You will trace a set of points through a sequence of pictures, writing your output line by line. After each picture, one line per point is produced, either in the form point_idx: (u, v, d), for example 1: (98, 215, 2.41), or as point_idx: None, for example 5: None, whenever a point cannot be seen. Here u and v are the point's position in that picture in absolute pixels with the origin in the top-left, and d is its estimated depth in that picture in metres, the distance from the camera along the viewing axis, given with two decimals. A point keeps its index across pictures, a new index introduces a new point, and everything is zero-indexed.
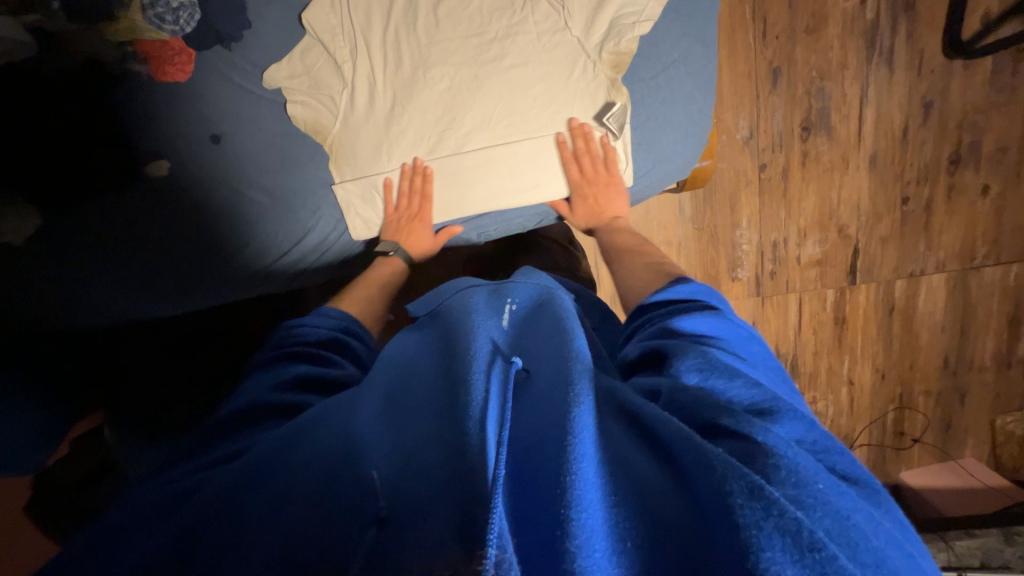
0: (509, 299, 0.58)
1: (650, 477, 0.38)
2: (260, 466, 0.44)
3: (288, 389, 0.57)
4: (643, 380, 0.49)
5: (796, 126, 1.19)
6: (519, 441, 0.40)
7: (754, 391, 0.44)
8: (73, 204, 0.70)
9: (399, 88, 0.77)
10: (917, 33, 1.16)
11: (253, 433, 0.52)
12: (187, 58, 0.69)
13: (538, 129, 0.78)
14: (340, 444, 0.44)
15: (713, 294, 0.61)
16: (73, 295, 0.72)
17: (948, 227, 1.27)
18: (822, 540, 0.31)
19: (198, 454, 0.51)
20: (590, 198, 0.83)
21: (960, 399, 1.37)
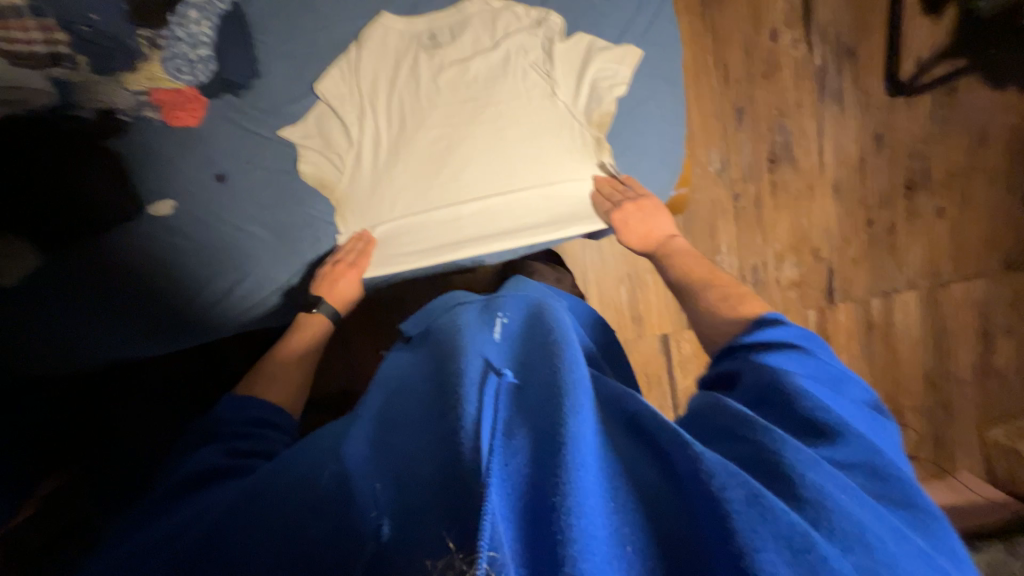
0: (499, 313, 0.61)
1: (651, 481, 0.38)
2: (266, 502, 0.43)
3: (233, 456, 0.54)
4: (694, 399, 0.52)
5: (762, 158, 1.29)
6: (516, 445, 0.39)
7: (818, 410, 0.44)
8: (71, 247, 0.72)
9: (405, 149, 0.80)
10: (861, 76, 1.28)
11: (218, 492, 0.48)
12: (199, 106, 0.75)
13: (530, 181, 0.82)
14: (330, 473, 0.44)
15: (811, 338, 0.55)
16: (62, 335, 0.74)
17: (913, 247, 1.35)
18: (814, 541, 0.32)
19: (151, 523, 0.46)
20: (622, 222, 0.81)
21: (948, 414, 1.40)
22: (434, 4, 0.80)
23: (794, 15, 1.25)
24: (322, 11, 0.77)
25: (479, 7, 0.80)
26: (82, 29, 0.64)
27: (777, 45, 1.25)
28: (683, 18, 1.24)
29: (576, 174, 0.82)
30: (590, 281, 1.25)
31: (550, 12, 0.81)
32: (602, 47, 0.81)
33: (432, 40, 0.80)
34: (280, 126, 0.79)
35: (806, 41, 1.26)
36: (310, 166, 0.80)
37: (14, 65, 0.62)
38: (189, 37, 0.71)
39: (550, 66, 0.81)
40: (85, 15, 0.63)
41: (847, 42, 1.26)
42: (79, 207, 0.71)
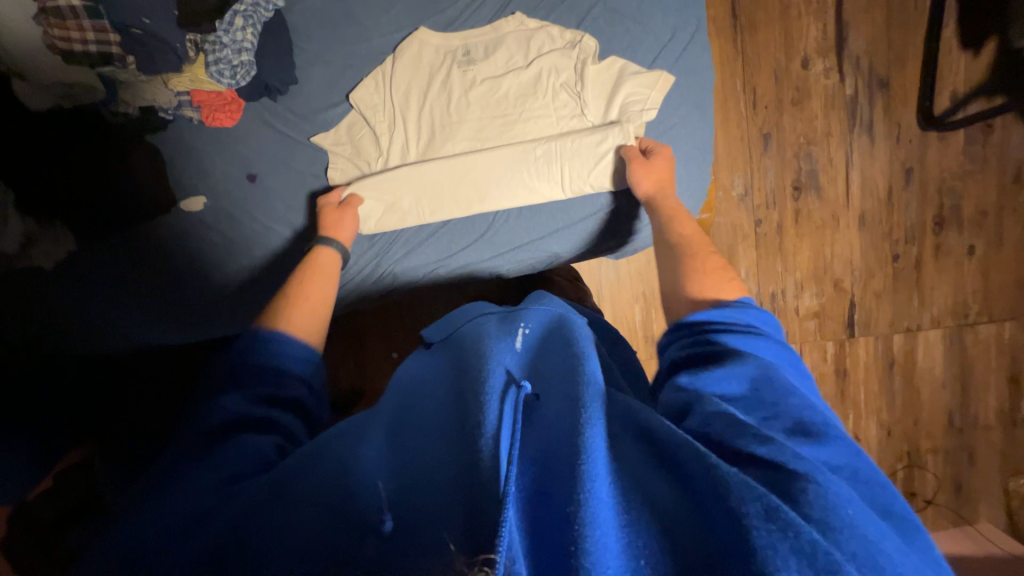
0: (521, 323, 0.59)
1: (661, 492, 0.38)
2: (280, 475, 0.44)
3: (261, 405, 0.55)
4: (673, 395, 0.48)
5: (787, 185, 1.28)
6: (532, 459, 0.40)
7: (804, 410, 0.44)
8: (106, 234, 0.75)
9: (432, 159, 0.81)
10: (893, 107, 1.26)
11: (242, 448, 0.49)
12: (236, 107, 0.76)
13: (553, 199, 0.81)
14: (343, 466, 0.43)
15: (766, 321, 0.57)
16: (92, 316, 0.78)
17: (939, 284, 1.31)
18: (838, 562, 0.31)
19: (188, 482, 0.47)
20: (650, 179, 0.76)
21: (969, 458, 1.35)
22: (471, 24, 0.81)
23: (827, 44, 1.23)
24: (359, 22, 0.79)
25: (516, 27, 0.80)
26: (133, 32, 0.64)
27: (809, 72, 1.24)
28: (713, 42, 1.23)
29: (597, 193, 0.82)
30: (605, 298, 1.24)
31: (585, 34, 0.79)
32: (634, 72, 0.80)
33: (467, 57, 0.81)
34: (314, 130, 0.81)
35: (839, 70, 1.24)
36: (341, 174, 0.81)
37: (68, 64, 0.62)
38: (233, 43, 0.68)
39: (580, 86, 0.80)
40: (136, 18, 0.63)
41: (880, 73, 1.25)
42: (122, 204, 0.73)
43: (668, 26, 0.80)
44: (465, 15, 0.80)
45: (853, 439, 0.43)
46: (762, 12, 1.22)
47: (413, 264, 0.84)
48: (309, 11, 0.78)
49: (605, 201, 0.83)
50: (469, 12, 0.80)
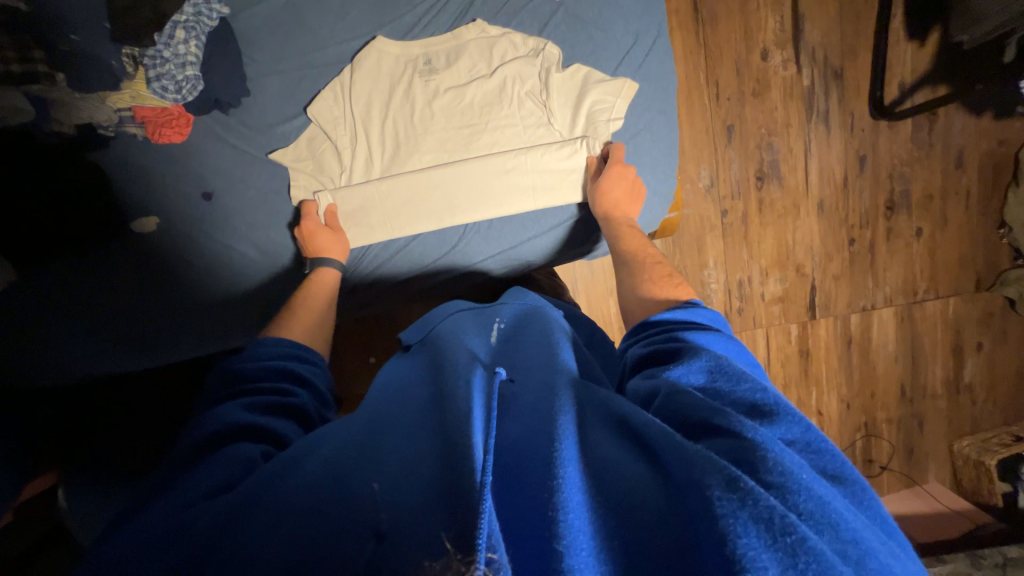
0: (497, 318, 0.64)
1: (628, 471, 0.38)
2: (254, 491, 0.39)
3: (258, 412, 0.51)
4: (640, 384, 0.50)
5: (751, 176, 1.31)
6: (506, 449, 0.40)
7: (757, 392, 0.45)
8: (51, 261, 0.70)
9: (400, 176, 0.78)
10: (847, 97, 1.31)
11: (222, 456, 0.44)
12: (184, 121, 0.72)
13: (524, 207, 0.81)
14: (310, 463, 0.42)
15: (717, 321, 0.59)
16: (40, 347, 0.72)
17: (891, 265, 1.39)
18: (794, 523, 0.32)
19: (159, 501, 0.42)
20: (606, 198, 0.78)
21: (919, 425, 1.45)
22: (432, 32, 0.78)
23: (784, 36, 1.26)
24: (313, 29, 0.75)
25: (477, 34, 0.78)
26: (63, 50, 0.60)
27: (767, 64, 1.27)
28: (676, 35, 1.24)
29: (567, 201, 0.82)
30: (580, 293, 1.26)
31: (547, 41, 0.79)
32: (598, 80, 0.80)
33: (428, 65, 0.78)
34: (275, 145, 0.77)
35: (796, 62, 1.27)
36: (309, 193, 0.78)
37: None
38: (176, 57, 0.64)
39: (546, 95, 0.80)
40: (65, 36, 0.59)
41: (835, 64, 1.29)
42: (83, 222, 0.70)
43: (630, 31, 0.80)
44: (425, 22, 0.78)
45: (805, 415, 0.43)
46: (723, 5, 1.24)
47: (385, 269, 0.82)
48: (256, 17, 0.73)
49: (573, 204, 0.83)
50: (429, 18, 0.78)
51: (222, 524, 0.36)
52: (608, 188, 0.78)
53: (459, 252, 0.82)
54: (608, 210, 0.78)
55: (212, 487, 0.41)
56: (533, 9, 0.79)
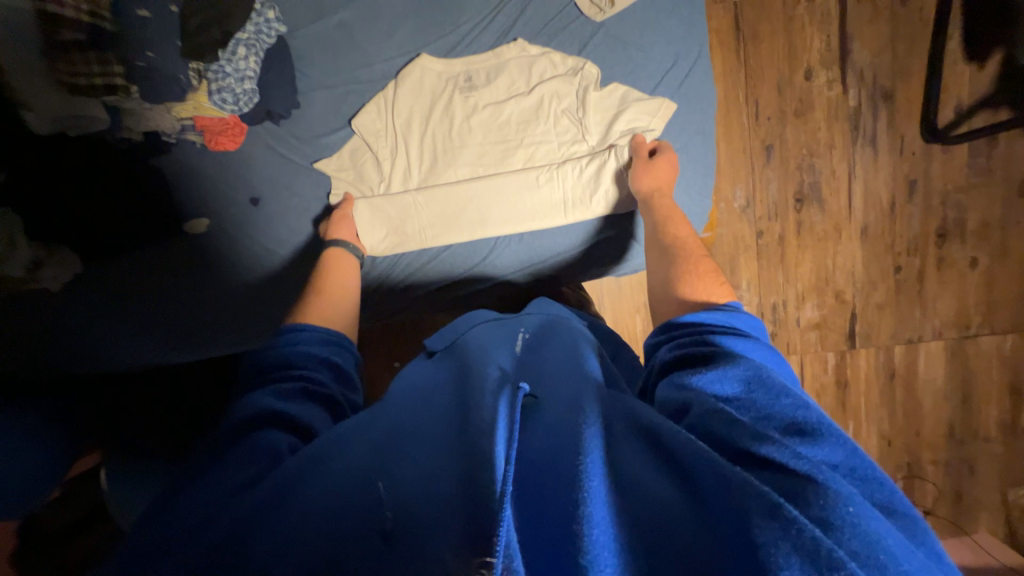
0: (523, 327, 0.64)
1: (655, 491, 0.38)
2: (282, 484, 0.41)
3: (286, 399, 0.52)
4: (670, 394, 0.48)
5: (789, 197, 1.27)
6: (531, 462, 0.41)
7: (797, 409, 0.43)
8: (111, 257, 0.77)
9: (433, 186, 0.81)
10: (897, 120, 1.25)
11: (258, 443, 0.46)
12: (239, 131, 0.76)
13: (555, 221, 0.81)
14: (343, 459, 0.43)
15: (754, 327, 0.58)
16: (97, 336, 0.79)
17: (941, 296, 1.31)
18: (843, 558, 0.30)
19: (201, 484, 0.44)
20: (655, 177, 0.76)
21: (970, 470, 1.35)
22: (474, 50, 0.81)
23: (830, 55, 1.23)
24: (362, 47, 0.79)
25: (517, 53, 0.80)
26: (137, 65, 0.64)
27: (811, 84, 1.24)
28: (715, 54, 1.23)
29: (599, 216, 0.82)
30: (607, 308, 1.25)
31: (586, 61, 0.79)
32: (636, 99, 0.80)
33: (469, 82, 0.81)
34: (318, 154, 0.81)
35: (842, 82, 1.23)
36: (340, 193, 0.81)
37: (71, 97, 0.62)
38: (236, 72, 0.69)
39: (582, 113, 0.80)
40: (140, 54, 0.64)
41: (885, 85, 1.24)
42: (142, 222, 0.76)
43: (670, 53, 0.80)
44: (468, 41, 0.80)
45: (850, 436, 0.41)
46: (766, 24, 1.22)
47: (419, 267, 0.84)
48: (310, 36, 0.78)
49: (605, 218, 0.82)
50: (472, 37, 0.80)
51: (255, 513, 0.38)
52: (658, 169, 0.76)
53: (492, 255, 0.83)
54: (648, 194, 0.76)
55: (239, 477, 0.43)
56: (572, 30, 0.80)
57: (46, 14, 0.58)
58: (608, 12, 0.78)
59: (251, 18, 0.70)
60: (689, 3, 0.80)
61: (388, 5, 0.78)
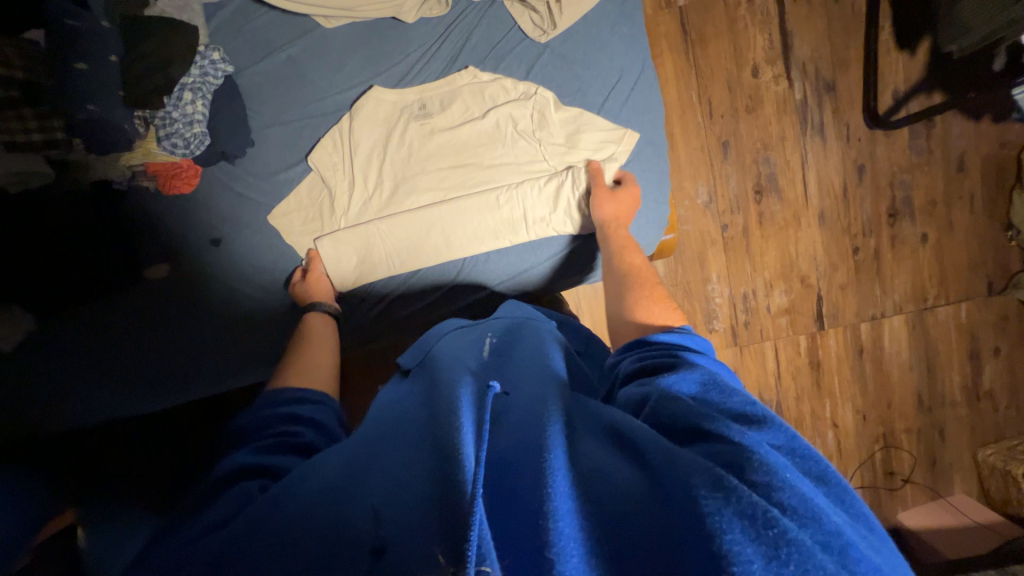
0: (489, 334, 0.65)
1: (610, 474, 0.39)
2: (256, 514, 0.39)
3: (263, 453, 0.51)
4: (631, 393, 0.51)
5: (749, 190, 1.32)
6: (499, 461, 0.41)
7: (746, 404, 0.45)
8: (69, 310, 0.74)
9: (397, 214, 0.80)
10: (842, 108, 1.31)
11: (234, 493, 0.44)
12: (192, 173, 0.76)
13: (519, 240, 0.82)
14: (314, 480, 0.43)
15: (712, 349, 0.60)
16: (57, 393, 0.75)
17: (898, 272, 1.37)
18: (777, 517, 0.33)
19: (174, 538, 0.41)
20: (616, 208, 0.79)
21: (940, 435, 1.41)
22: (425, 78, 0.82)
23: (774, 52, 1.28)
24: (312, 81, 0.79)
25: (469, 80, 0.81)
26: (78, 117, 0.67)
27: (759, 81, 1.29)
28: (666, 58, 1.27)
29: (563, 232, 0.83)
30: (585, 312, 1.26)
31: (538, 86, 0.81)
32: (590, 119, 0.83)
33: (423, 110, 0.82)
34: (276, 193, 0.79)
35: (787, 77, 1.29)
36: (310, 240, 0.80)
37: (10, 154, 0.63)
38: (184, 117, 0.72)
39: (538, 132, 0.82)
40: (81, 106, 0.66)
41: (827, 77, 1.30)
42: (98, 273, 0.73)
43: (614, 68, 0.83)
44: (417, 69, 0.82)
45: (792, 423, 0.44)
46: (711, 26, 1.26)
47: (385, 289, 0.83)
48: (258, 73, 0.78)
49: (570, 234, 0.84)
50: (420, 67, 0.82)
51: (228, 546, 0.37)
52: (620, 201, 0.79)
53: (460, 277, 0.83)
54: (609, 224, 0.79)
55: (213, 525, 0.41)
56: (519, 51, 0.83)
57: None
58: (551, 33, 0.82)
59: (195, 62, 0.73)
60: (628, 21, 0.84)
61: (335, 40, 0.80)
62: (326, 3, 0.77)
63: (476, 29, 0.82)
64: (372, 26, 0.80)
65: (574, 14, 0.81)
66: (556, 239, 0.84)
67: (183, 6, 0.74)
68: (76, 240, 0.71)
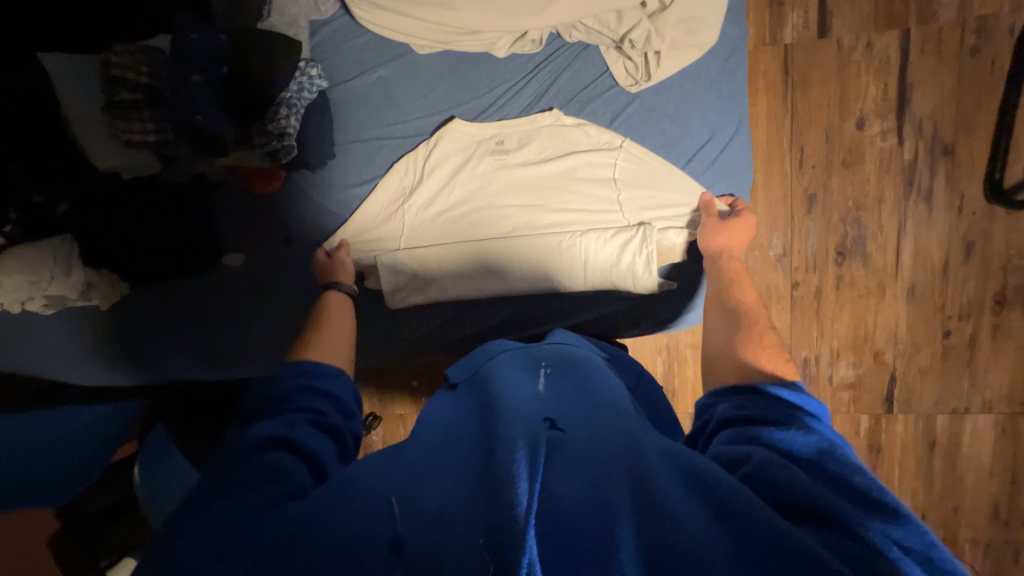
0: (543, 363, 0.63)
1: (697, 530, 0.37)
2: (316, 506, 0.41)
3: (303, 427, 0.52)
4: (725, 448, 0.48)
5: (830, 250, 1.21)
6: (550, 497, 0.40)
7: (875, 484, 0.41)
8: (155, 282, 0.82)
9: (457, 242, 0.79)
10: (957, 176, 1.17)
11: (269, 457, 0.48)
12: (274, 176, 0.80)
13: (573, 287, 0.80)
14: (380, 478, 0.44)
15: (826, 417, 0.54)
16: (136, 350, 0.84)
17: (994, 367, 1.21)
18: None
19: (217, 493, 0.45)
20: (730, 237, 0.76)
21: (1014, 557, 1.23)
22: (506, 114, 0.82)
23: (886, 105, 1.16)
24: (398, 104, 0.82)
25: (551, 122, 0.80)
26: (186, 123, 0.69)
27: (863, 134, 1.17)
28: (760, 99, 1.19)
29: (621, 289, 0.80)
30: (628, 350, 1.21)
31: (622, 138, 0.79)
32: (668, 179, 0.79)
33: (500, 146, 0.81)
34: (349, 207, 0.82)
35: (898, 133, 1.16)
36: (372, 257, 0.81)
37: (127, 150, 0.73)
38: (279, 129, 0.76)
39: (614, 182, 0.79)
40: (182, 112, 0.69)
41: (945, 139, 1.16)
42: (184, 256, 0.79)
43: (705, 128, 0.80)
44: (500, 104, 0.82)
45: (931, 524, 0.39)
46: (818, 69, 1.17)
47: (444, 296, 0.81)
48: (349, 92, 0.82)
49: (631, 291, 0.80)
50: (503, 101, 0.82)
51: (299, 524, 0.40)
52: (735, 229, 0.76)
53: (524, 294, 0.81)
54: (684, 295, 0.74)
55: (261, 485, 0.45)
56: (607, 97, 0.81)
57: (111, 79, 0.70)
58: (643, 84, 0.80)
59: (296, 76, 0.76)
60: (727, 79, 0.80)
61: (426, 68, 0.81)
62: (428, 36, 0.80)
63: (565, 70, 0.81)
64: (465, 58, 0.82)
65: (671, 69, 0.79)
66: (613, 296, 0.82)
67: (292, 23, 0.79)
68: (169, 226, 0.78)
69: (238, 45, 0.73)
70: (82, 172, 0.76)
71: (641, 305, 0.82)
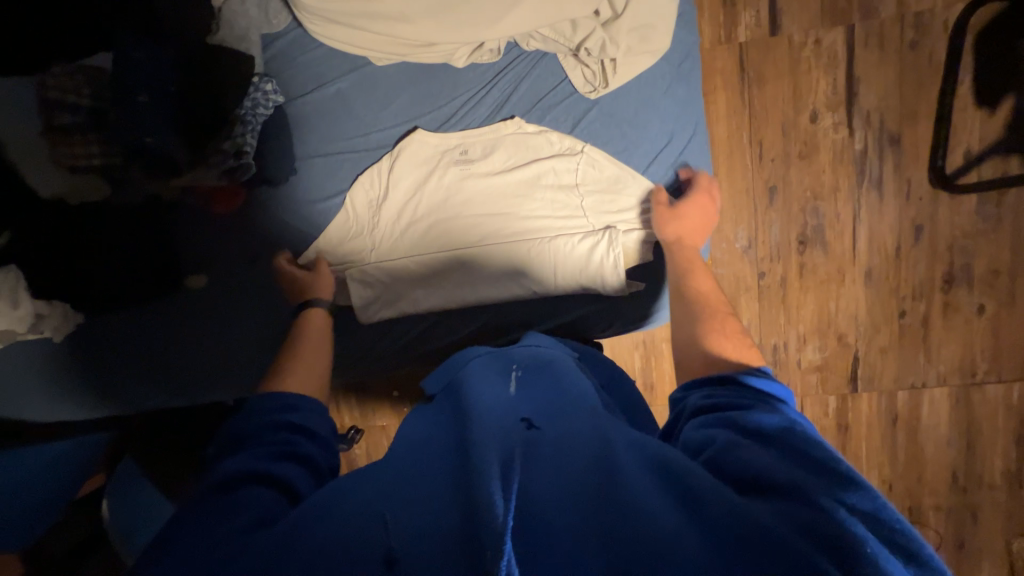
0: (515, 365, 0.63)
1: (666, 517, 0.38)
2: (289, 533, 0.41)
3: (273, 459, 0.51)
4: (691, 436, 0.49)
5: (792, 239, 1.26)
6: (525, 499, 0.40)
7: (826, 454, 0.43)
8: (110, 309, 0.78)
9: (428, 253, 0.80)
10: (904, 163, 1.23)
11: (245, 492, 0.47)
12: (232, 194, 0.79)
13: (544, 292, 0.81)
14: (351, 494, 0.44)
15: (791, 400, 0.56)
16: (94, 382, 0.80)
17: (946, 342, 1.28)
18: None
19: (190, 529, 0.44)
20: (683, 224, 0.78)
21: (973, 518, 1.31)
22: (468, 124, 0.82)
23: (837, 99, 1.21)
24: (358, 116, 0.81)
25: (514, 130, 0.81)
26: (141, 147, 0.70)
27: (817, 127, 1.22)
28: (719, 96, 1.23)
29: (592, 292, 0.81)
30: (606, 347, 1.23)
31: (585, 142, 0.80)
32: (632, 182, 0.81)
33: (465, 155, 0.81)
34: (314, 223, 0.81)
35: (848, 125, 1.22)
36: (342, 271, 0.80)
37: (73, 175, 0.71)
38: (234, 147, 0.75)
39: (579, 187, 0.80)
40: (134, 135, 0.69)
41: (891, 129, 1.22)
42: (141, 280, 0.77)
43: (664, 132, 0.82)
44: (462, 114, 0.82)
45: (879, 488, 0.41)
46: (771, 66, 1.21)
47: (416, 307, 0.81)
48: (306, 106, 0.80)
49: (602, 293, 0.81)
50: (465, 111, 0.82)
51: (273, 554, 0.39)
52: (686, 216, 0.78)
53: (497, 301, 0.81)
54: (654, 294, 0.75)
55: (232, 522, 0.43)
56: (567, 104, 0.82)
57: (48, 104, 0.69)
58: (602, 91, 0.81)
59: (248, 91, 0.76)
60: (683, 81, 0.82)
61: (385, 79, 0.81)
62: (378, 47, 0.78)
63: (525, 79, 0.82)
64: (423, 69, 0.81)
65: (627, 75, 0.80)
66: (585, 299, 0.83)
67: (242, 37, 0.76)
68: (124, 249, 0.76)
69: (178, 60, 0.72)
70: (27, 202, 0.73)
71: (614, 307, 0.83)
